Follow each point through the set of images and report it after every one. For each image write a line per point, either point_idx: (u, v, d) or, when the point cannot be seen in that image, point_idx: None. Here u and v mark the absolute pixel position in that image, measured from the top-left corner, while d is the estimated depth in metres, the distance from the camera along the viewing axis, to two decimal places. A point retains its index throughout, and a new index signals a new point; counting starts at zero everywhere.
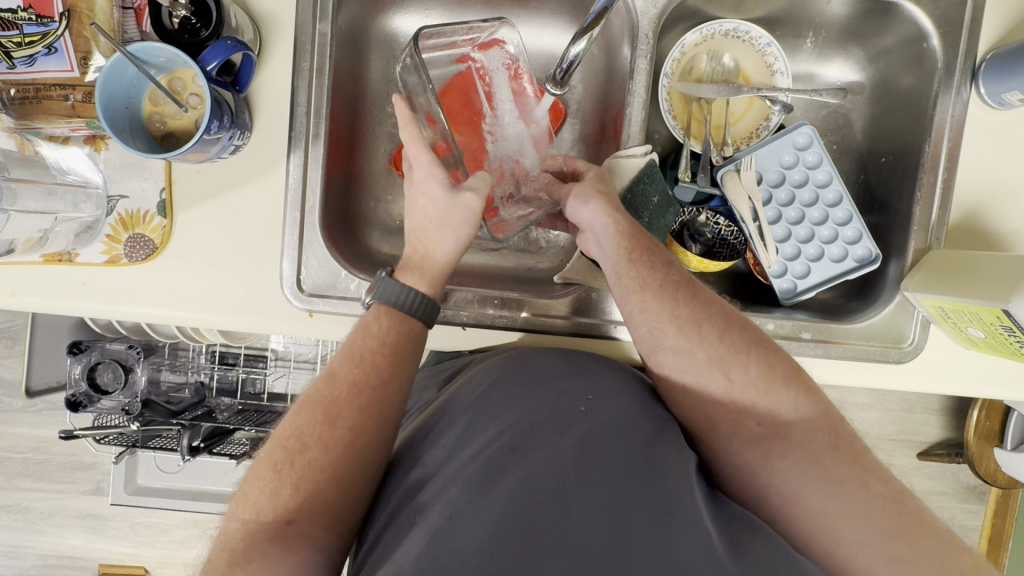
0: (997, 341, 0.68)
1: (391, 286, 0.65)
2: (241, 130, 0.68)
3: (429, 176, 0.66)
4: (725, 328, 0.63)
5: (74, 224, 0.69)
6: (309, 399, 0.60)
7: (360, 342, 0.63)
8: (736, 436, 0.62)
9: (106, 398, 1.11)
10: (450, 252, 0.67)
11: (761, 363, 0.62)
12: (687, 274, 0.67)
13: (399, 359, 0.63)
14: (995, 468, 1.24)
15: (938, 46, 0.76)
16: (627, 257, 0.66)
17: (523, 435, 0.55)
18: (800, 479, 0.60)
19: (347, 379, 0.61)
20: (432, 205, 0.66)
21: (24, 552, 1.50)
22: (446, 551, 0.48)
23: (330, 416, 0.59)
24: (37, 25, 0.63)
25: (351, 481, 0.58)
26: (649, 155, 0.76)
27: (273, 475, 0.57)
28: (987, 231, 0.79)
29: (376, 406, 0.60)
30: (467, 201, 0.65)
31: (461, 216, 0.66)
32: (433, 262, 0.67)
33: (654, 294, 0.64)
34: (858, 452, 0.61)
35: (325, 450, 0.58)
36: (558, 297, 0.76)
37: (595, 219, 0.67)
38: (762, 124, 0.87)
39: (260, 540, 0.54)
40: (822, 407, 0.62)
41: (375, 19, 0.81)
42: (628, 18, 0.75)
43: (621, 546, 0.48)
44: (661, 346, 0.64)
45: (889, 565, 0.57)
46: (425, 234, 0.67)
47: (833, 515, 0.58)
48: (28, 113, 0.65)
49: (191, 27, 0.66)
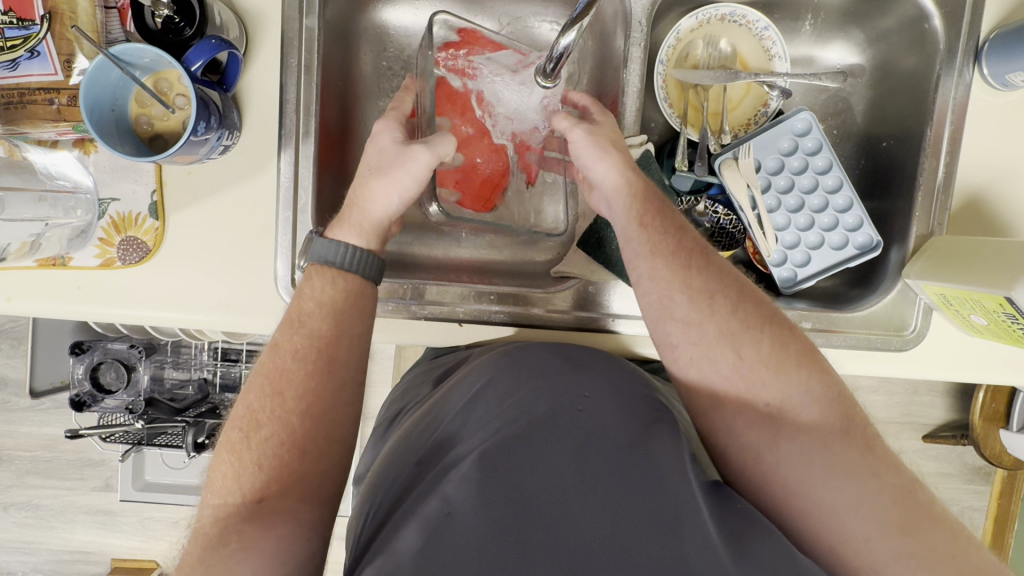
0: (1001, 328, 0.67)
1: (324, 245, 0.64)
2: (229, 130, 0.67)
3: (387, 124, 0.69)
4: (738, 303, 0.63)
5: (65, 230, 0.67)
6: (259, 373, 0.60)
7: (297, 307, 0.62)
8: (740, 414, 0.61)
9: (110, 397, 1.12)
10: (384, 206, 0.66)
11: (774, 343, 0.62)
12: (703, 244, 0.67)
13: (342, 322, 0.62)
14: (1002, 450, 1.23)
15: (940, 27, 0.74)
16: (639, 220, 0.66)
17: (522, 429, 0.54)
18: (801, 463, 0.59)
19: (290, 348, 0.60)
20: (379, 153, 0.67)
21: (38, 548, 1.52)
22: (448, 552, 0.47)
23: (278, 388, 0.59)
24: (19, 28, 0.62)
25: (315, 449, 0.58)
26: (645, 145, 0.76)
27: (233, 458, 0.57)
28: (990, 215, 0.77)
29: (328, 373, 0.60)
30: (417, 155, 0.65)
31: (402, 169, 0.65)
32: (364, 215, 0.66)
33: (667, 261, 0.64)
34: (871, 439, 0.60)
35: (283, 424, 0.58)
36: (558, 292, 0.75)
37: (609, 176, 0.68)
38: (761, 110, 0.86)
39: (233, 523, 0.54)
40: (833, 391, 0.61)
41: (364, 13, 0.80)
42: (620, 6, 0.74)
43: (618, 544, 0.48)
44: (669, 316, 0.63)
45: (896, 560, 0.55)
46: (364, 183, 0.66)
47: (837, 505, 0.57)
48: (13, 118, 0.64)
49: (175, 26, 0.65)
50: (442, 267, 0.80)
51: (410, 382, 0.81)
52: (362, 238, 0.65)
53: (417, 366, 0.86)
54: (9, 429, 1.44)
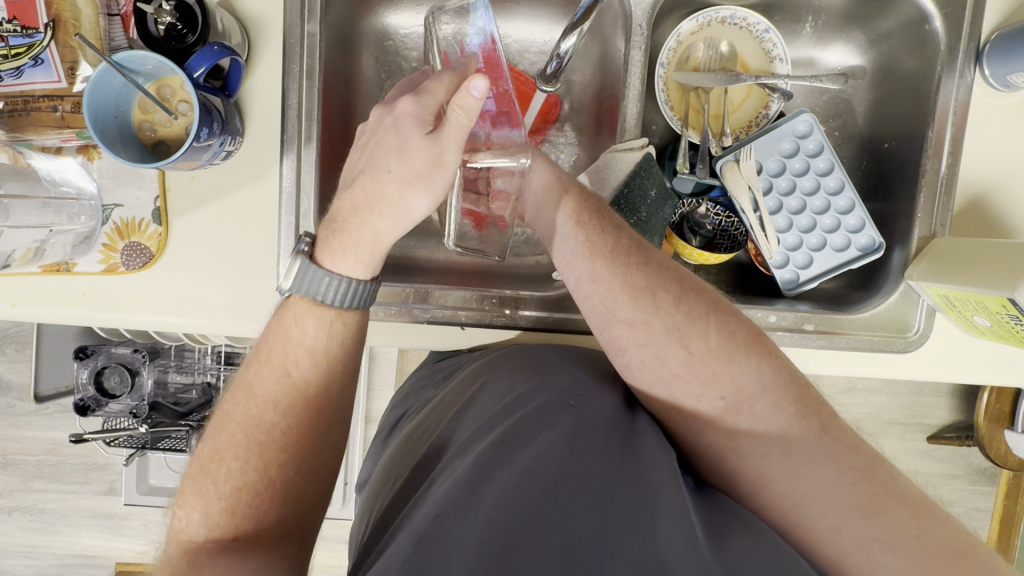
0: (1004, 329, 0.67)
1: (321, 278, 0.58)
2: (232, 136, 0.67)
3: (411, 113, 0.57)
4: (681, 294, 0.60)
5: (70, 236, 0.68)
6: (232, 418, 0.58)
7: (283, 354, 0.58)
8: (699, 415, 0.59)
9: (115, 402, 1.13)
10: (404, 219, 0.58)
11: (720, 331, 0.59)
12: (641, 240, 0.65)
13: (332, 371, 0.59)
14: (1007, 451, 1.22)
15: (941, 28, 0.74)
16: (574, 221, 0.64)
17: (512, 429, 0.54)
18: (761, 455, 0.57)
19: (268, 394, 0.57)
20: (403, 150, 0.57)
21: (43, 552, 1.52)
22: (436, 553, 0.47)
23: (259, 438, 0.57)
24: (23, 36, 0.63)
25: (295, 492, 0.58)
26: (647, 149, 0.73)
27: (200, 498, 0.56)
28: (991, 216, 0.77)
29: (312, 423, 0.58)
30: (446, 157, 0.57)
31: (431, 177, 0.57)
32: (372, 238, 0.58)
33: (603, 259, 0.62)
34: (826, 421, 0.59)
35: (258, 473, 0.56)
36: (528, 294, 0.75)
37: (536, 178, 0.67)
38: (763, 112, 0.85)
39: (199, 560, 0.53)
40: (785, 373, 0.59)
41: (365, 17, 0.80)
42: (621, 9, 0.74)
43: (604, 546, 0.48)
44: (614, 319, 0.60)
45: (859, 544, 0.55)
46: (378, 192, 0.58)
47: (799, 494, 0.56)
48: (17, 125, 0.64)
49: (177, 33, 0.65)
50: (443, 270, 0.81)
51: (413, 385, 0.81)
52: (366, 267, 0.59)
53: (419, 369, 0.87)
54: (13, 434, 1.45)
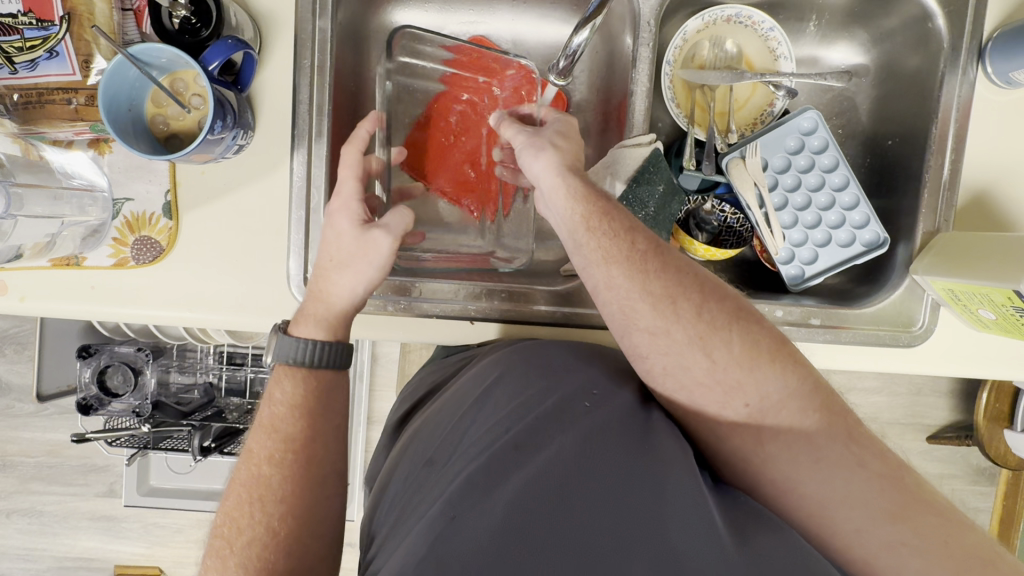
0: (1008, 322, 0.68)
1: (287, 342, 0.64)
2: (244, 130, 0.68)
3: (344, 208, 0.66)
4: (702, 302, 0.59)
5: (80, 228, 0.68)
6: (236, 483, 0.60)
7: (269, 413, 0.62)
8: (724, 419, 0.59)
9: (116, 401, 1.11)
10: (351, 296, 0.65)
11: (744, 340, 0.59)
12: (654, 240, 0.62)
13: (314, 422, 0.62)
14: (1005, 450, 1.23)
15: (944, 26, 0.75)
16: (585, 225, 0.61)
17: (529, 429, 0.55)
18: (790, 463, 0.58)
19: (264, 451, 0.60)
20: (339, 241, 0.65)
21: (41, 555, 1.51)
22: (451, 553, 0.47)
23: (258, 493, 0.59)
24: (38, 29, 0.62)
25: (301, 544, 0.58)
26: (655, 145, 0.74)
27: (218, 562, 0.57)
28: (994, 213, 0.78)
29: (307, 470, 0.61)
30: (377, 240, 0.64)
31: (366, 257, 0.64)
32: (329, 309, 0.65)
33: (621, 266, 0.60)
34: (852, 429, 0.59)
35: (265, 527, 0.57)
36: (538, 288, 0.75)
37: (544, 174, 0.65)
38: (767, 109, 0.87)
39: None
40: (810, 382, 0.60)
41: (374, 15, 0.81)
42: (629, 7, 0.75)
43: (621, 543, 0.48)
44: (635, 326, 0.59)
45: (886, 548, 0.56)
46: (326, 276, 0.65)
47: (827, 500, 0.57)
48: (32, 118, 0.65)
49: (191, 27, 0.66)
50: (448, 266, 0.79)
51: (422, 379, 0.82)
52: (326, 331, 0.65)
53: (427, 364, 0.87)
54: (13, 435, 1.44)
